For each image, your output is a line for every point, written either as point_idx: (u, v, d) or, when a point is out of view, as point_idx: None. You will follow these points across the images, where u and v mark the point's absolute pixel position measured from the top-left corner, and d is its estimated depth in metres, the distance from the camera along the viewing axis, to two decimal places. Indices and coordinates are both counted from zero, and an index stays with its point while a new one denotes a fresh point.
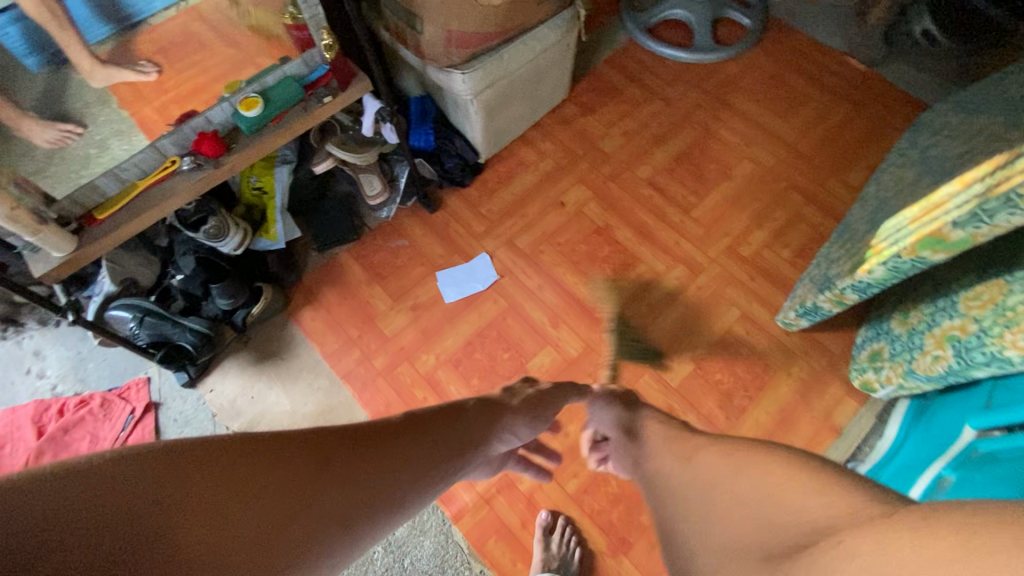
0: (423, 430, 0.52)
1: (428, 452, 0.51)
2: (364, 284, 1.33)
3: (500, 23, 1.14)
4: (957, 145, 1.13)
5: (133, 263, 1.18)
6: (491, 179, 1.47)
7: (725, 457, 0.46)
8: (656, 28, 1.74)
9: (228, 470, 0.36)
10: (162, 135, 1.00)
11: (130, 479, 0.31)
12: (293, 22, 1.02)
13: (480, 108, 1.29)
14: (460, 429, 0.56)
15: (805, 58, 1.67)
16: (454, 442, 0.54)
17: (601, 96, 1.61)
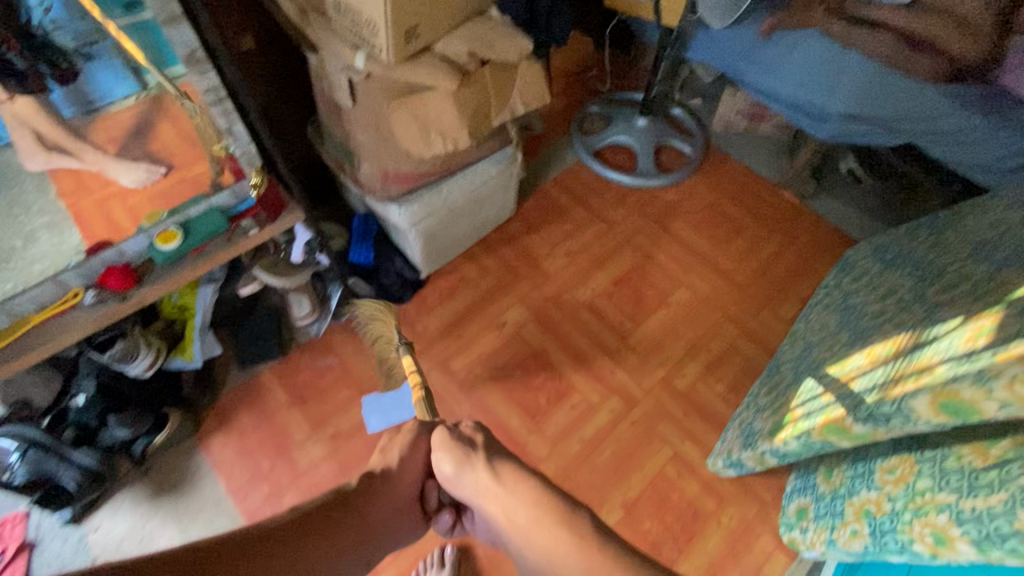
0: (318, 525, 0.58)
1: (303, 532, 0.55)
2: (284, 408, 1.27)
3: (438, 163, 1.16)
4: (872, 303, 1.16)
5: (28, 382, 1.06)
6: (431, 295, 1.45)
7: None
8: (603, 151, 1.83)
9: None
10: (67, 269, 0.97)
11: None
12: (225, 153, 1.01)
13: (418, 235, 1.29)
14: (349, 513, 0.62)
15: (740, 187, 1.77)
16: (352, 527, 0.61)
17: (546, 215, 1.66)
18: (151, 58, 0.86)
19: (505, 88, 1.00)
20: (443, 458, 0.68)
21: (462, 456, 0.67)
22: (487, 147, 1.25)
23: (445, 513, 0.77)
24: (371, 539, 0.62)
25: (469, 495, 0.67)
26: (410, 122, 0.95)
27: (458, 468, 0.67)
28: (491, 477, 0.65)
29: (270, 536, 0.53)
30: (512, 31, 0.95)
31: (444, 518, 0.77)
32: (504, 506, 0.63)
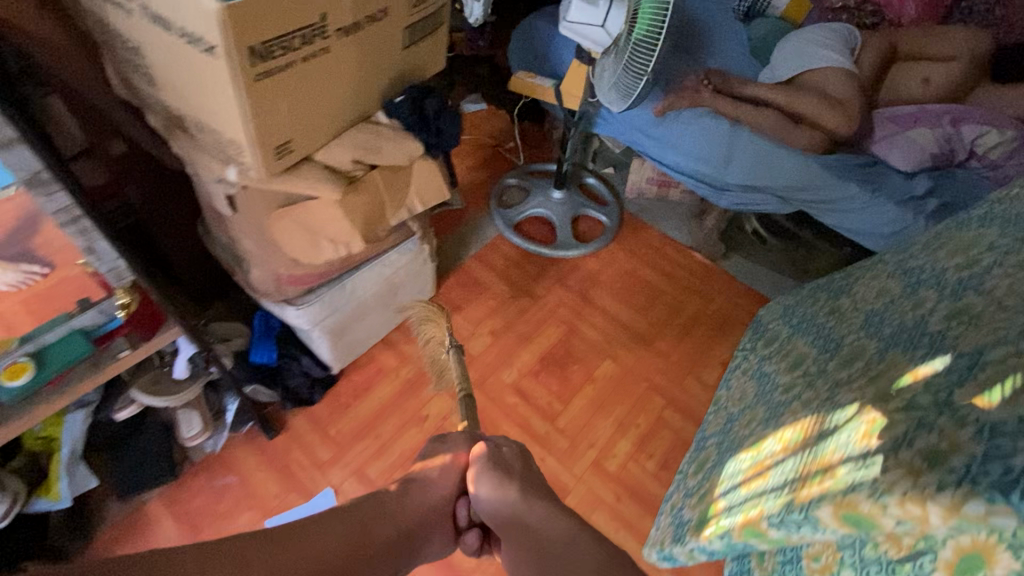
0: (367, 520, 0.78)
1: (345, 536, 0.73)
2: (174, 542, 1.14)
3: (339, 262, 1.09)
4: (784, 372, 1.18)
5: None
6: (345, 392, 1.36)
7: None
8: (523, 223, 1.84)
9: (257, 547, 0.66)
10: None
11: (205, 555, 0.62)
12: (91, 270, 0.90)
13: (323, 334, 1.21)
14: (393, 513, 0.81)
15: (656, 252, 1.82)
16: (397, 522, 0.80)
17: (468, 292, 1.62)
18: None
19: (400, 189, 0.98)
20: (483, 479, 0.85)
21: (499, 480, 0.84)
22: (394, 239, 1.22)
23: (472, 531, 0.92)
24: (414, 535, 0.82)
25: (498, 510, 0.85)
26: (296, 230, 0.90)
27: (497, 488, 0.84)
28: (519, 497, 0.84)
29: (319, 534, 0.71)
30: (401, 135, 0.93)
31: (469, 537, 0.91)
32: (524, 517, 0.83)
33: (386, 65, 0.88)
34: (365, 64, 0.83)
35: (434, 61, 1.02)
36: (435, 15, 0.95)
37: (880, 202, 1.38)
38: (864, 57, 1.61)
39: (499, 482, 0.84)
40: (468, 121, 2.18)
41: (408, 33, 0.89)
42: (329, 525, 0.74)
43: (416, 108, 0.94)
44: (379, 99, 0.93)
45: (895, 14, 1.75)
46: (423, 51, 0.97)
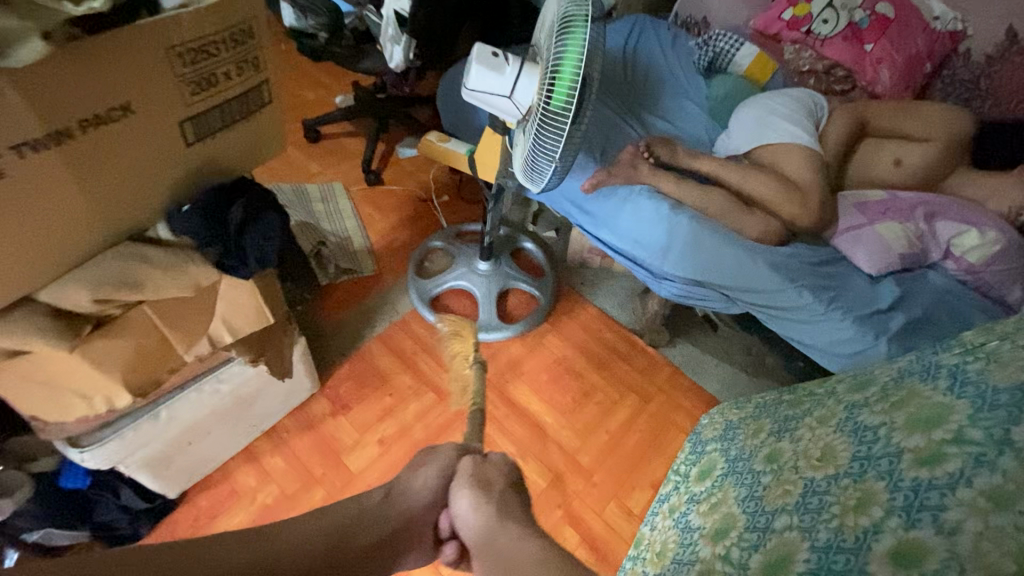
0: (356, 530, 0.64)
1: (323, 536, 0.61)
2: None
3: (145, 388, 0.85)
4: (690, 480, 0.91)
5: None
6: (183, 523, 1.13)
7: None
8: (443, 296, 1.60)
9: (218, 543, 0.54)
10: None
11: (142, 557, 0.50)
12: None
13: (137, 467, 0.98)
14: (377, 526, 0.66)
15: (593, 335, 1.58)
16: (384, 527, 0.66)
17: (361, 386, 1.37)
18: None
19: (191, 318, 0.76)
20: (465, 491, 0.67)
21: (480, 493, 0.67)
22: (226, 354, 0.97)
23: (452, 545, 0.72)
24: (396, 548, 0.67)
25: (474, 528, 0.66)
26: (23, 388, 0.67)
27: (479, 503, 0.66)
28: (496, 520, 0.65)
29: (296, 531, 0.59)
30: (181, 258, 0.71)
31: (447, 551, 0.72)
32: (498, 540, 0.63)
33: (158, 169, 0.66)
34: (105, 176, 0.61)
35: (266, 146, 0.78)
36: (250, 96, 0.71)
37: (832, 316, 1.16)
38: (829, 132, 1.41)
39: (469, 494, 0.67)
40: (400, 165, 1.92)
41: (195, 125, 0.66)
42: (313, 523, 0.62)
43: (210, 222, 0.71)
44: (164, 206, 0.70)
45: (868, 81, 1.54)
46: (237, 135, 0.73)
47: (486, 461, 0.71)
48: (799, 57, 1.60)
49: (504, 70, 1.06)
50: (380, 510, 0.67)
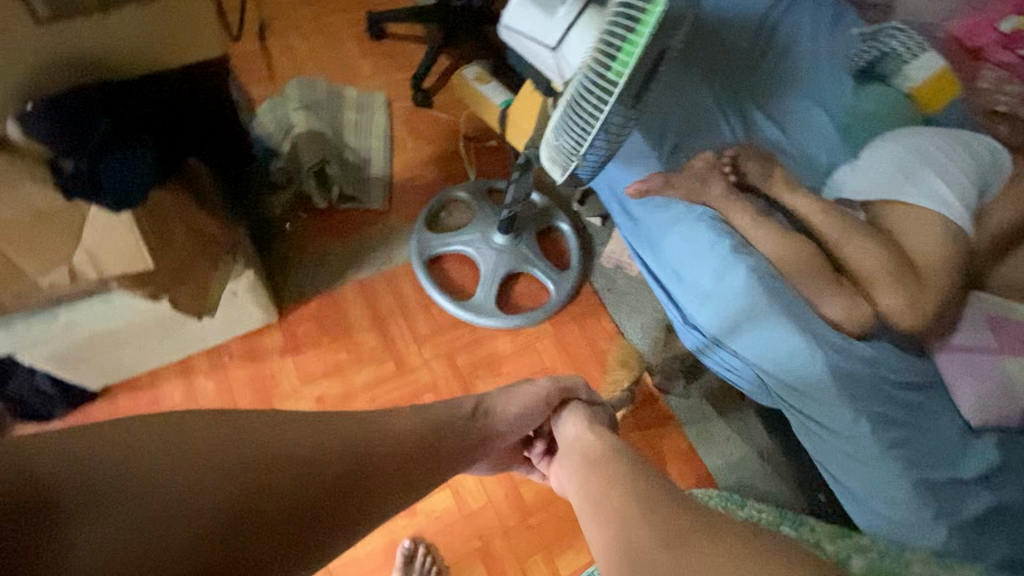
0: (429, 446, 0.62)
1: (416, 431, 0.61)
2: None
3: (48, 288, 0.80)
4: None
5: None
6: (98, 416, 1.08)
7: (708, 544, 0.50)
8: (447, 259, 1.40)
9: (257, 443, 0.49)
10: None
11: (161, 442, 0.46)
12: None
13: (38, 362, 0.92)
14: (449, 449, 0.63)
15: (597, 355, 1.34)
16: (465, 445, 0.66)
17: (322, 331, 1.24)
18: None
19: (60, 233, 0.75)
20: (570, 417, 0.75)
21: (583, 417, 0.75)
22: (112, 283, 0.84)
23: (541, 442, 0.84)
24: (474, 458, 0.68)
25: (567, 437, 0.73)
26: None
27: (579, 419, 0.74)
28: (591, 433, 0.71)
29: (386, 429, 0.59)
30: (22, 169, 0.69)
31: (536, 446, 0.85)
32: (589, 450, 0.67)
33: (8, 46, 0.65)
34: None
35: (161, 53, 0.74)
36: None
37: (890, 467, 0.87)
38: (995, 210, 1.00)
39: (576, 422, 0.74)
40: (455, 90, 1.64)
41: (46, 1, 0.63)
42: (407, 416, 0.62)
43: (72, 131, 0.70)
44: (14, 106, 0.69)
45: None
46: (108, 26, 0.68)
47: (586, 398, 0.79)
48: (997, 92, 1.14)
49: (556, 11, 0.79)
50: (468, 419, 0.68)
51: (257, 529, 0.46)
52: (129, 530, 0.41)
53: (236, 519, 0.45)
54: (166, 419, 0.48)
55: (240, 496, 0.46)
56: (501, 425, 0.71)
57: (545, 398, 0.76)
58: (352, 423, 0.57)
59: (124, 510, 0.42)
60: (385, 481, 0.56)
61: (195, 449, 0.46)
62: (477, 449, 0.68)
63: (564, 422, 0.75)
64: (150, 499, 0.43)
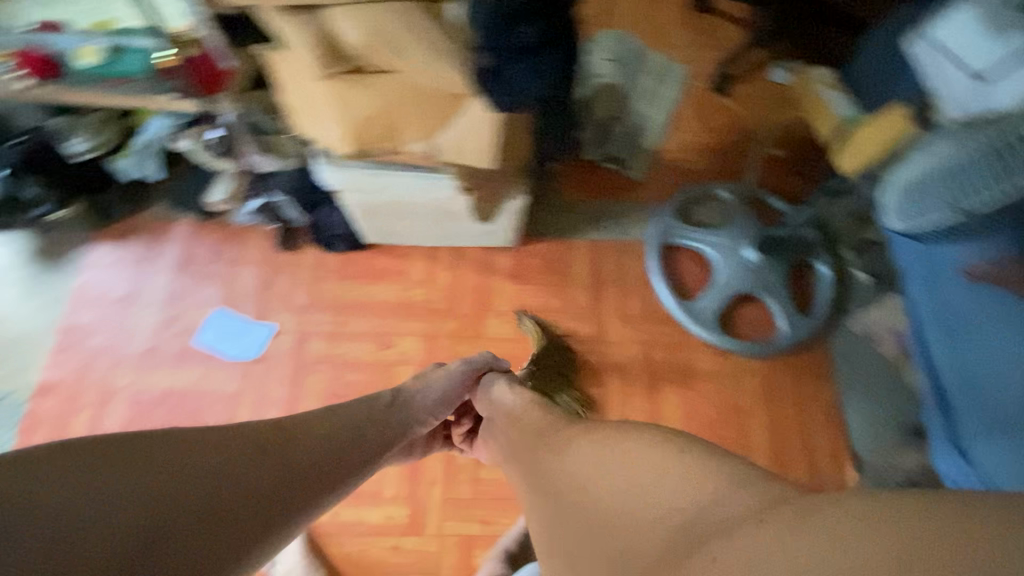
0: (341, 454, 0.69)
1: (333, 437, 0.69)
2: (169, 259, 1.24)
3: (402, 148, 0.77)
4: None
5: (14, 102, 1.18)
6: (358, 264, 1.27)
7: (593, 455, 0.59)
8: (681, 253, 1.34)
9: (184, 456, 0.55)
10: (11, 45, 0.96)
11: (80, 467, 0.48)
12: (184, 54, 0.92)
13: (350, 204, 1.09)
14: (359, 449, 0.72)
15: (801, 415, 1.21)
16: (374, 450, 0.74)
17: (546, 271, 1.29)
18: (138, 49, 0.96)
19: (431, 111, 0.72)
20: (493, 374, 0.91)
21: (491, 384, 0.89)
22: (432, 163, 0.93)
23: (467, 420, 0.98)
24: (378, 460, 0.76)
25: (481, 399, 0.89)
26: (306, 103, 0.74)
27: (493, 382, 0.89)
28: (509, 395, 0.84)
29: (308, 430, 0.67)
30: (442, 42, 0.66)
31: (462, 425, 0.99)
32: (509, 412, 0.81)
33: None
34: None
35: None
36: None
37: None
38: None
39: (497, 385, 0.88)
40: (757, 86, 1.53)
41: None
42: (323, 421, 0.70)
43: (498, 31, 0.61)
44: None
45: None
46: None
47: (495, 356, 0.96)
48: None
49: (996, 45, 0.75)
50: (387, 409, 0.79)
51: (201, 520, 0.52)
52: (54, 537, 0.44)
53: (179, 519, 0.50)
54: (80, 446, 0.50)
55: (166, 500, 0.51)
56: (420, 411, 0.84)
57: (462, 379, 0.89)
58: (261, 432, 0.63)
59: (51, 508, 0.45)
60: (298, 482, 0.62)
61: (123, 464, 0.51)
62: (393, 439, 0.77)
63: (484, 381, 0.90)
64: (87, 502, 0.47)
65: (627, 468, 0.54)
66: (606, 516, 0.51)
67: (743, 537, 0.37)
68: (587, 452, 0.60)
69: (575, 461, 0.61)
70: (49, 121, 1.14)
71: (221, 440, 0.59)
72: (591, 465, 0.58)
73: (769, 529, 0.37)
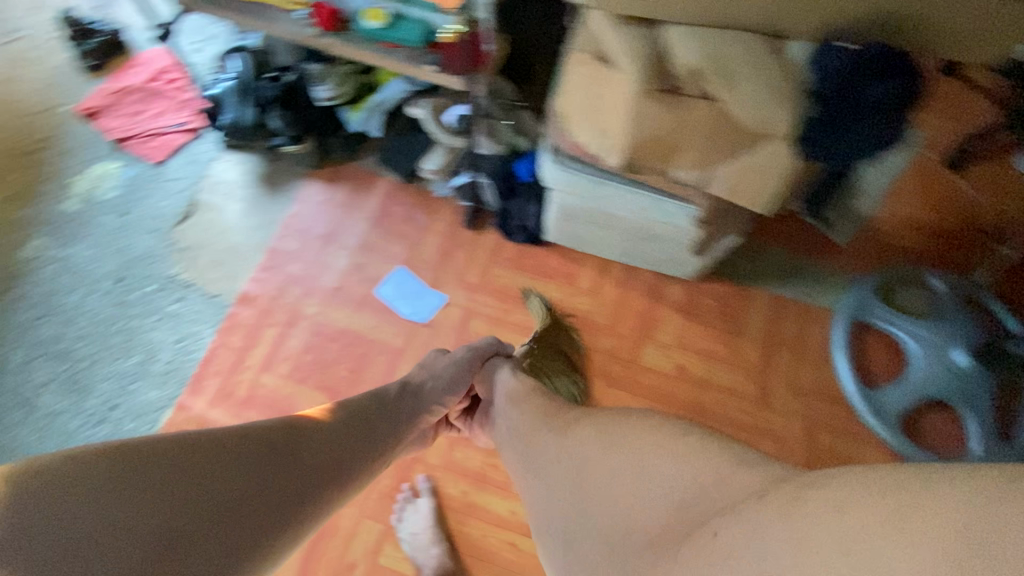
0: (352, 446, 0.72)
1: (344, 430, 0.72)
2: (368, 210, 1.33)
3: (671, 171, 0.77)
4: None
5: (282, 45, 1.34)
6: (534, 258, 1.29)
7: (598, 442, 0.61)
8: (868, 335, 1.22)
9: (209, 460, 0.57)
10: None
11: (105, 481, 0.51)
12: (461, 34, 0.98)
13: (556, 203, 1.10)
14: (369, 440, 0.75)
15: None
16: (382, 441, 0.77)
17: (717, 314, 1.23)
18: (418, 20, 1.03)
19: (726, 148, 0.71)
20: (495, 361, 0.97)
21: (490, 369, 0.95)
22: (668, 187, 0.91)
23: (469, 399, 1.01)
24: (386, 448, 0.79)
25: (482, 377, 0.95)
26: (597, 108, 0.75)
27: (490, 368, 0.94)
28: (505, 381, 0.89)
29: (322, 423, 0.70)
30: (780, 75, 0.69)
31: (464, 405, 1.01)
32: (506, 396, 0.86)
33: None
34: None
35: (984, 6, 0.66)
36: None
37: None
38: None
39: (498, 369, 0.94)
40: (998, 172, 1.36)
41: None
42: (330, 415, 0.73)
43: (851, 80, 0.66)
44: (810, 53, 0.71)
45: None
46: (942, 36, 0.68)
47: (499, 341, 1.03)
48: None
49: None
50: (397, 400, 0.84)
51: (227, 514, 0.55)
52: (87, 553, 0.47)
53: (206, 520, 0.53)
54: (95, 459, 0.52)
55: (194, 502, 0.54)
56: (431, 399, 0.89)
57: (468, 363, 0.95)
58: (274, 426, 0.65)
59: (79, 524, 0.48)
60: (312, 476, 0.64)
61: (146, 474, 0.53)
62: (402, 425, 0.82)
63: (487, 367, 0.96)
64: (114, 514, 0.50)
65: (629, 460, 0.56)
66: (610, 510, 0.53)
67: (747, 516, 0.42)
68: (590, 446, 0.62)
69: (579, 448, 0.63)
70: (309, 65, 1.28)
71: (241, 437, 0.61)
72: (592, 460, 0.59)
73: (769, 509, 0.41)
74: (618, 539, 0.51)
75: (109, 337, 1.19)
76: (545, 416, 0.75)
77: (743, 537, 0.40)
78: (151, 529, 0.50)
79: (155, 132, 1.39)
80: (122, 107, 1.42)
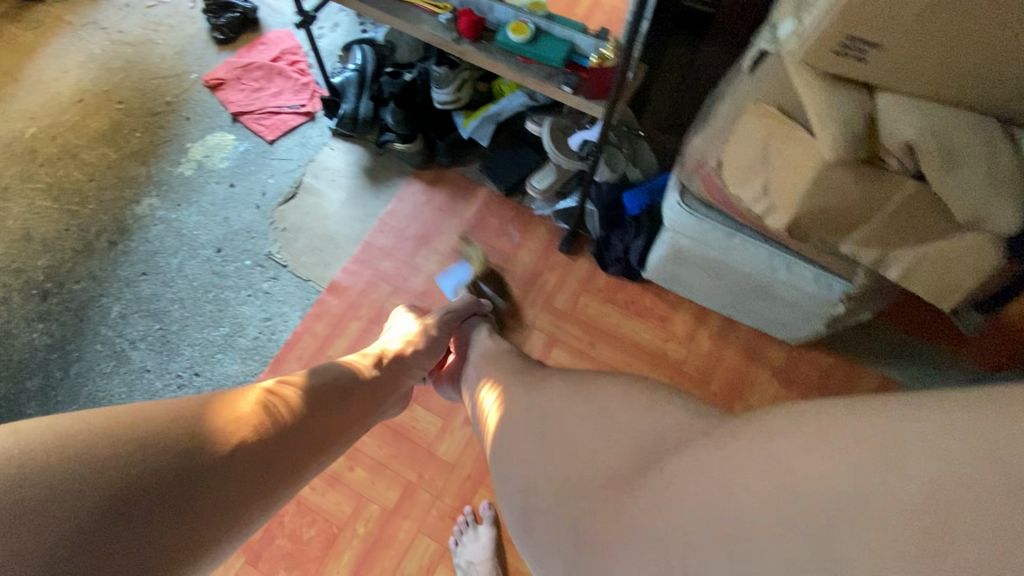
0: (342, 408, 0.72)
1: (333, 390, 0.72)
2: (464, 219, 1.31)
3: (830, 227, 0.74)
4: None
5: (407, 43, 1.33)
6: (628, 295, 1.24)
7: (563, 392, 0.63)
8: None
9: (201, 412, 0.55)
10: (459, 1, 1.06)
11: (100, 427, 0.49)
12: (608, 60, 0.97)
13: (667, 242, 1.03)
14: (358, 405, 0.75)
15: None
16: (370, 406, 0.78)
17: (817, 386, 1.15)
18: (563, 38, 1.00)
19: (909, 224, 0.69)
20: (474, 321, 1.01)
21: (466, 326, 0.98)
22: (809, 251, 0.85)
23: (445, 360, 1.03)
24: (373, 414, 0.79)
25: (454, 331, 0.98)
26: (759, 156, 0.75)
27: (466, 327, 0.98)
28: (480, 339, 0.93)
29: (311, 384, 0.70)
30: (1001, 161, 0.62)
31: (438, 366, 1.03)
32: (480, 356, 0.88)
33: None
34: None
35: None
36: None
37: None
38: None
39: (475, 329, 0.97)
40: None
41: None
42: (312, 377, 0.72)
43: None
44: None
45: None
46: None
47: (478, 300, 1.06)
48: None
49: None
50: (389, 371, 0.85)
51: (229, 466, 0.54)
52: (90, 494, 0.45)
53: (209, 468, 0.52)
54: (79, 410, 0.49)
55: (195, 450, 0.52)
56: (415, 364, 0.90)
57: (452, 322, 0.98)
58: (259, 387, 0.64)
59: (78, 467, 0.45)
60: (304, 443, 0.64)
61: (141, 420, 0.51)
62: (387, 394, 0.82)
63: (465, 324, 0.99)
64: (117, 455, 0.48)
65: (590, 410, 0.57)
66: (565, 454, 0.55)
67: (692, 456, 0.45)
68: (542, 405, 0.64)
69: (543, 397, 0.65)
70: (431, 65, 1.25)
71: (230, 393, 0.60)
72: (577, 421, 0.58)
73: (712, 446, 0.44)
74: (572, 485, 0.52)
75: (201, 304, 1.22)
76: (515, 372, 0.77)
77: (699, 484, 0.42)
78: (142, 496, 0.47)
79: (273, 110, 1.43)
80: (246, 82, 1.46)
